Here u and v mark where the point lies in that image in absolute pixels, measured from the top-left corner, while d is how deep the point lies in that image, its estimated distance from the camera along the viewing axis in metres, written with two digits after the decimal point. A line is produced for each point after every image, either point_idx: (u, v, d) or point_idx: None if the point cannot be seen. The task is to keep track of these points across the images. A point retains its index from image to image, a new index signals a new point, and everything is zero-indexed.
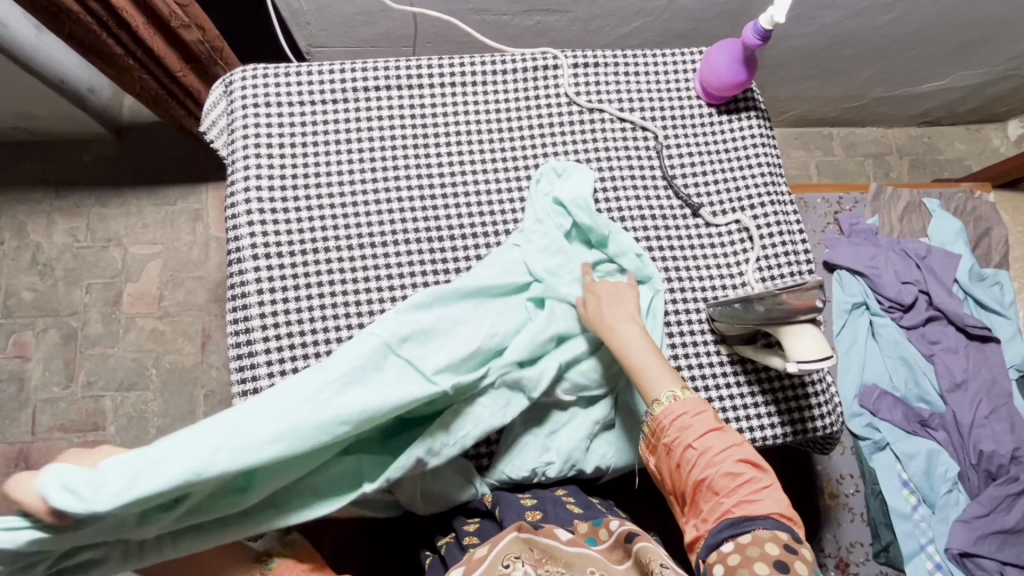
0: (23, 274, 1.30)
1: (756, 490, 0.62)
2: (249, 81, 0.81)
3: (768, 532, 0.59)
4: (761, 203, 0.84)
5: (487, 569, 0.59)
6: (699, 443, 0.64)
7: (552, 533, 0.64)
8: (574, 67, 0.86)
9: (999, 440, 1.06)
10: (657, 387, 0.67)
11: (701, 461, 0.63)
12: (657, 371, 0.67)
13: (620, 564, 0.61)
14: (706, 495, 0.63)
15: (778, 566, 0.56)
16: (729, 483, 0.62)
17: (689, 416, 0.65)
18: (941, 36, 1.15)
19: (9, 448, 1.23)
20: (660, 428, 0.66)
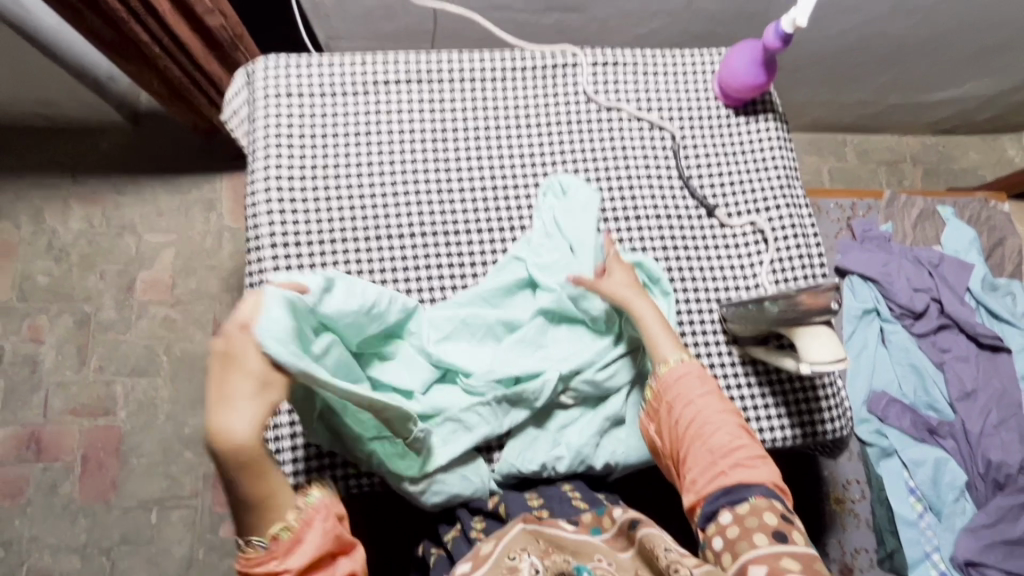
0: (39, 258, 1.31)
1: (751, 457, 0.63)
2: (271, 71, 0.82)
3: (764, 500, 0.60)
4: (777, 206, 0.84)
5: (494, 567, 0.59)
6: (700, 400, 0.66)
7: (556, 523, 0.65)
8: (593, 66, 0.87)
9: (1008, 451, 1.06)
10: (664, 346, 0.70)
11: (699, 420, 0.65)
12: (660, 332, 0.70)
13: (624, 552, 0.61)
14: (702, 455, 0.64)
15: (775, 535, 0.57)
16: (727, 444, 0.64)
17: (691, 378, 0.68)
18: (959, 44, 1.15)
19: (22, 430, 1.24)
20: (663, 387, 0.68)
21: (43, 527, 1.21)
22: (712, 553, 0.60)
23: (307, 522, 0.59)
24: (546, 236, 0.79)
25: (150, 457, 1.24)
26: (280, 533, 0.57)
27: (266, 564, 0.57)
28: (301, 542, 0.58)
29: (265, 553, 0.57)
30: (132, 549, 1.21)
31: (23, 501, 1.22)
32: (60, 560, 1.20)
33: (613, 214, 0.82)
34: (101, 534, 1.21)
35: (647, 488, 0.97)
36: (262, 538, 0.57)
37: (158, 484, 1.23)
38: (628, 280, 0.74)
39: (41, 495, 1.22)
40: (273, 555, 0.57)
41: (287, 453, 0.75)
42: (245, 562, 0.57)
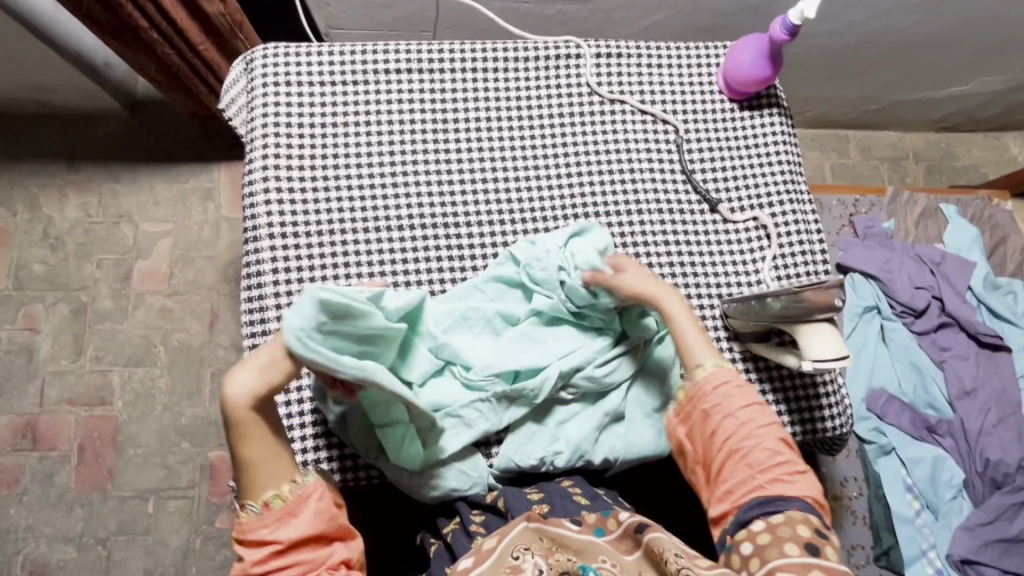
0: (34, 247, 1.30)
1: (791, 472, 0.62)
2: (270, 59, 0.81)
3: (801, 513, 0.59)
4: (780, 201, 0.83)
5: (497, 562, 0.59)
6: (741, 413, 0.64)
7: (560, 523, 0.64)
8: (597, 57, 0.85)
9: (1006, 448, 1.06)
10: (699, 352, 0.67)
11: (740, 433, 0.63)
12: (694, 336, 0.68)
13: (628, 555, 0.61)
14: (742, 469, 0.62)
15: (809, 548, 0.56)
16: (767, 458, 0.62)
17: (732, 387, 0.65)
18: (966, 40, 1.14)
19: (18, 419, 1.24)
20: (700, 395, 0.66)
21: (39, 516, 1.21)
22: (739, 558, 0.59)
23: (301, 497, 0.60)
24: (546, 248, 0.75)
25: (146, 447, 1.24)
26: (271, 502, 0.59)
27: (258, 530, 0.59)
28: (293, 516, 0.59)
29: (256, 518, 0.59)
30: (128, 540, 1.21)
31: (19, 490, 1.22)
32: (56, 550, 1.20)
33: (613, 208, 0.81)
34: (97, 524, 1.21)
35: (645, 484, 0.97)
36: (254, 504, 0.59)
37: (155, 475, 1.23)
38: (648, 280, 0.70)
39: (37, 485, 1.22)
40: (266, 521, 0.59)
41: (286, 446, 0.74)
42: (239, 527, 0.59)
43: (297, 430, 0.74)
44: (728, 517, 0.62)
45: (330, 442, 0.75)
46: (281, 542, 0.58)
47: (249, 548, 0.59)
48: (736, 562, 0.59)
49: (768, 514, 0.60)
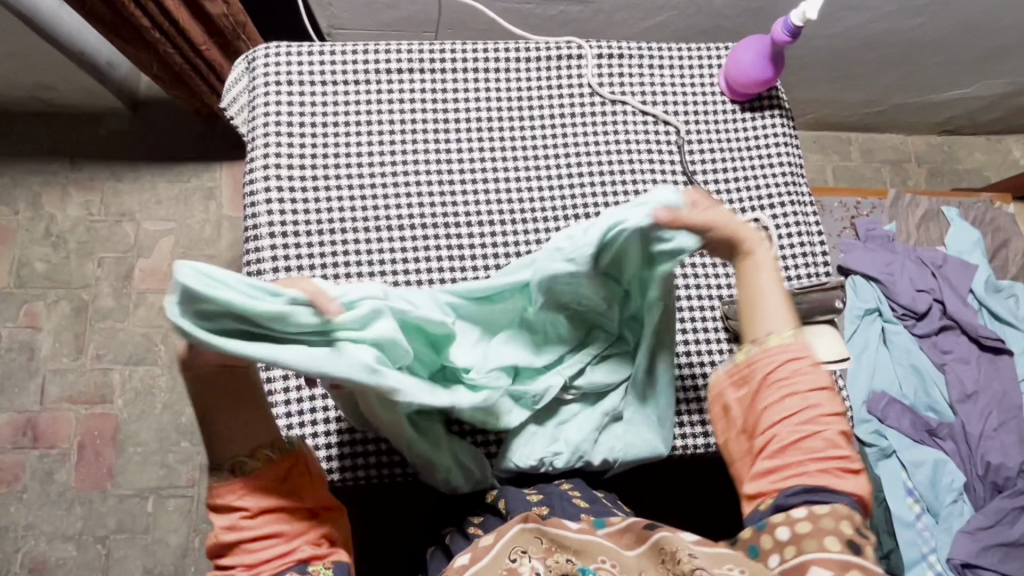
0: (36, 245, 1.30)
1: (846, 465, 0.55)
2: (272, 58, 0.81)
3: (848, 508, 0.53)
4: (782, 203, 0.83)
5: (495, 558, 0.59)
6: (809, 393, 0.55)
7: (559, 523, 0.62)
8: (598, 58, 0.85)
9: (1008, 453, 1.06)
10: (780, 318, 0.59)
11: (804, 414, 0.55)
12: (777, 300, 0.59)
13: (630, 550, 0.58)
14: (794, 451, 0.55)
15: (852, 545, 0.51)
16: (825, 445, 0.55)
17: (802, 364, 0.57)
18: (968, 42, 1.14)
19: (18, 417, 1.24)
20: (763, 365, 0.57)
21: (39, 514, 1.21)
22: (771, 540, 0.54)
23: (274, 463, 0.54)
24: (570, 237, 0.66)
25: (147, 446, 1.24)
26: (240, 466, 0.53)
27: (228, 495, 0.52)
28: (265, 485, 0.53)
29: (228, 482, 0.52)
30: (127, 538, 1.21)
31: (19, 488, 1.22)
32: (55, 548, 1.20)
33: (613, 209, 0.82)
34: (97, 522, 1.21)
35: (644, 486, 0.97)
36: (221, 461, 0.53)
37: (155, 473, 1.23)
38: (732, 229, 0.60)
39: (37, 483, 1.22)
40: (237, 487, 0.52)
41: None
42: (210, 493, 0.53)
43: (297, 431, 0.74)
44: (765, 498, 0.56)
45: (330, 440, 0.74)
46: (255, 507, 0.52)
47: (219, 514, 0.52)
48: (768, 543, 0.54)
49: (812, 502, 0.54)
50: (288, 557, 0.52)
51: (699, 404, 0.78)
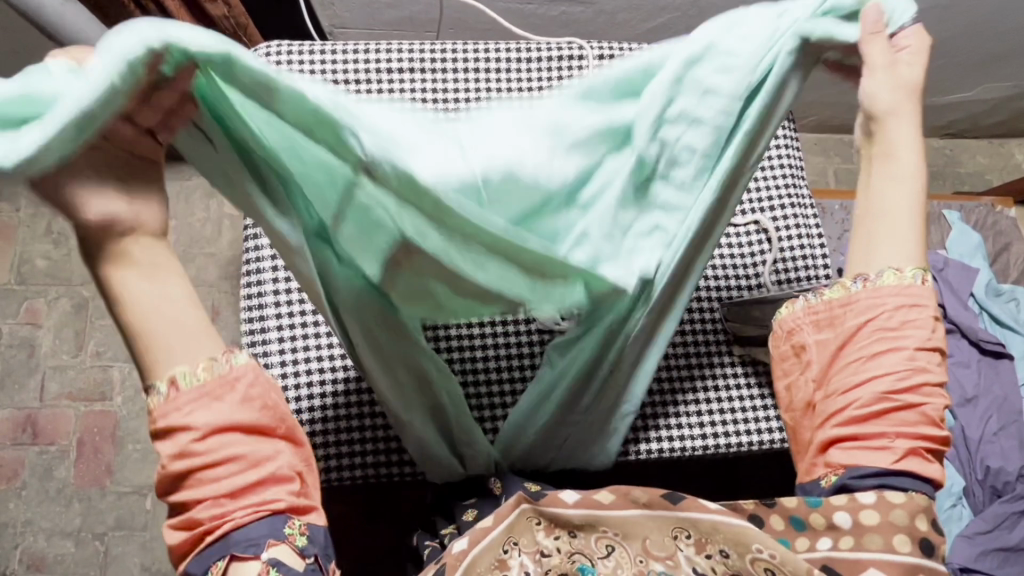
0: (37, 242, 1.31)
1: (929, 449, 0.53)
2: (273, 57, 0.81)
3: (923, 500, 0.51)
4: (781, 205, 0.83)
5: (484, 545, 0.49)
6: (916, 356, 0.52)
7: (557, 500, 0.53)
8: (599, 59, 0.86)
9: (1008, 457, 1.06)
10: (911, 249, 0.55)
11: (903, 379, 0.52)
12: (908, 231, 0.55)
13: (630, 511, 0.51)
14: (876, 419, 0.52)
15: (923, 546, 0.49)
16: (913, 420, 0.52)
17: (912, 325, 0.53)
18: (970, 46, 1.14)
19: (17, 413, 1.24)
20: (870, 315, 0.54)
21: (38, 510, 1.21)
22: (823, 521, 0.51)
23: (229, 378, 0.43)
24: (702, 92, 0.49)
25: (145, 443, 1.24)
26: (182, 379, 0.42)
27: (174, 416, 0.41)
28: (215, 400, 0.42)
29: (172, 396, 0.41)
30: (126, 536, 1.21)
31: (18, 484, 1.22)
32: (54, 545, 1.20)
33: None
34: (96, 519, 1.21)
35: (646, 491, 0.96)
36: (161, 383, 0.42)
37: (154, 470, 1.23)
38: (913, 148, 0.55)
39: (36, 479, 1.22)
40: (183, 405, 0.41)
41: None
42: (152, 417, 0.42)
43: None
44: (832, 472, 0.53)
45: (328, 440, 0.74)
46: (208, 429, 0.41)
47: (165, 440, 0.41)
48: (819, 523, 0.51)
49: (886, 488, 0.51)
50: (262, 505, 0.42)
51: (699, 404, 0.78)
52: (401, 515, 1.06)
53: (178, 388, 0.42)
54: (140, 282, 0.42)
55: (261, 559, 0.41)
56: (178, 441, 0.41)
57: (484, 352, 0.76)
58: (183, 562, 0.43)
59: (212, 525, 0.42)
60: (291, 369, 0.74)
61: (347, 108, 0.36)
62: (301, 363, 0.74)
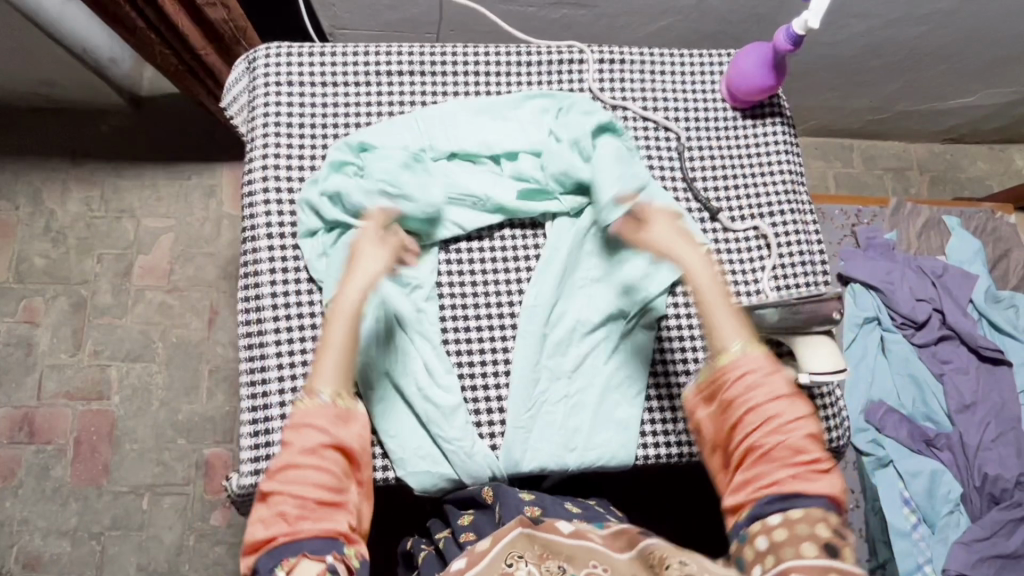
0: (36, 240, 1.30)
1: (814, 470, 0.59)
2: (272, 59, 0.81)
3: (820, 512, 0.57)
4: (780, 211, 0.83)
5: (488, 566, 0.59)
6: (768, 407, 0.60)
7: (552, 528, 0.62)
8: (600, 63, 0.85)
9: (1006, 464, 1.06)
10: (726, 337, 0.63)
11: (768, 429, 0.59)
12: (726, 320, 0.64)
13: (620, 554, 0.60)
14: (763, 465, 0.59)
15: (828, 549, 0.55)
16: (791, 456, 0.59)
17: (762, 381, 0.61)
18: (972, 51, 1.13)
19: (14, 412, 1.24)
20: (726, 382, 0.62)
21: (34, 509, 1.21)
22: (753, 550, 0.57)
23: (349, 413, 0.63)
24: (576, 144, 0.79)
25: (143, 443, 1.24)
26: (335, 397, 0.63)
27: (312, 426, 0.61)
28: (348, 420, 0.63)
29: (322, 406, 0.62)
30: (122, 535, 1.21)
31: (15, 483, 1.22)
32: (50, 544, 1.20)
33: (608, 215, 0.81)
34: (92, 519, 1.21)
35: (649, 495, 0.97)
36: (325, 391, 0.63)
37: (152, 470, 1.23)
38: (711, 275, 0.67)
39: (33, 478, 1.22)
40: (325, 420, 0.62)
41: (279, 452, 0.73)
42: (299, 414, 0.62)
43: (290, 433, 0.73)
44: (743, 513, 0.60)
45: None
46: (329, 446, 0.61)
47: (298, 436, 0.61)
48: (750, 554, 0.57)
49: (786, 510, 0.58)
50: (330, 522, 0.59)
51: None
52: (397, 519, 1.07)
53: (331, 404, 0.63)
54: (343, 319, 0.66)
55: (321, 563, 0.57)
56: (303, 444, 0.60)
57: (483, 357, 0.77)
58: (254, 557, 0.59)
59: (290, 531, 0.58)
60: (289, 373, 0.74)
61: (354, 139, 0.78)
62: (299, 366, 0.74)
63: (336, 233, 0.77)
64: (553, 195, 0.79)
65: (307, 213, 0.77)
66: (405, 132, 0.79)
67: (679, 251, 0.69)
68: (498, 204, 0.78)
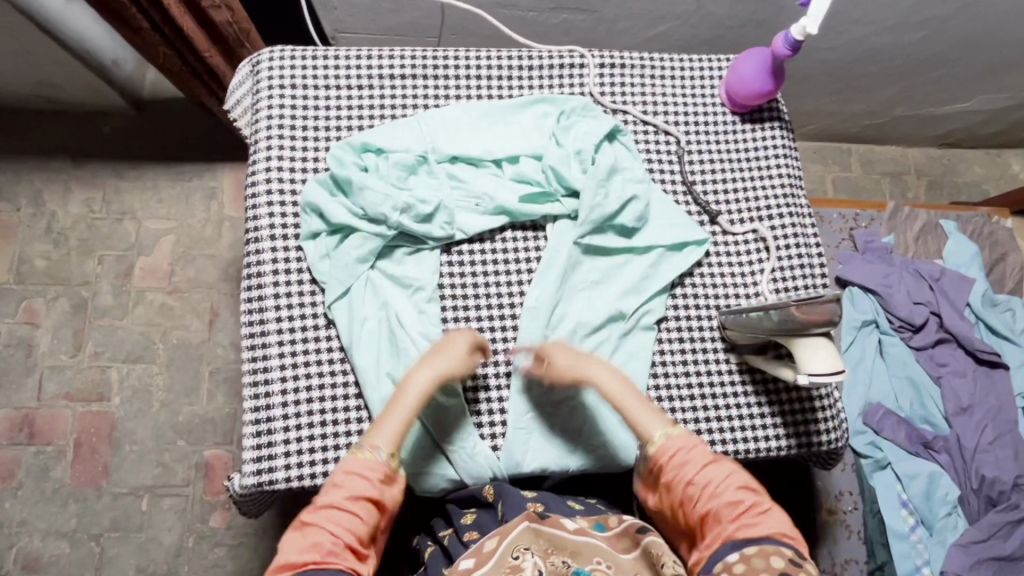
0: (37, 241, 1.31)
1: (757, 513, 0.61)
2: (276, 61, 0.82)
3: (773, 545, 0.58)
4: (779, 214, 0.84)
5: (497, 564, 0.60)
6: (698, 477, 0.63)
7: (557, 524, 0.63)
8: (600, 67, 0.86)
9: (1003, 466, 1.06)
10: (649, 425, 0.67)
11: (702, 495, 0.63)
12: (641, 410, 0.68)
13: (625, 554, 0.61)
14: (712, 528, 0.61)
15: None
16: (733, 512, 0.61)
17: (685, 451, 0.65)
18: (968, 57, 1.14)
19: (14, 413, 1.24)
20: (656, 467, 0.65)
21: (33, 511, 1.21)
22: None
23: (395, 474, 0.64)
24: (576, 151, 0.80)
25: (142, 444, 1.24)
26: (391, 457, 0.64)
27: (362, 476, 0.62)
28: (393, 480, 0.64)
29: (376, 462, 0.63)
30: (121, 537, 1.21)
31: (14, 484, 1.22)
32: (49, 546, 1.20)
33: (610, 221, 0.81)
34: (91, 520, 1.21)
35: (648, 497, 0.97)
36: (385, 452, 0.64)
37: (151, 471, 1.23)
38: (625, 385, 0.69)
39: (32, 479, 1.22)
40: (377, 475, 0.62)
41: (281, 452, 0.73)
42: (355, 460, 0.63)
43: (291, 434, 0.74)
44: None
45: (326, 444, 0.74)
46: (370, 502, 0.61)
47: (347, 481, 0.62)
48: None
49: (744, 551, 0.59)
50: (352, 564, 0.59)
51: (696, 411, 0.78)
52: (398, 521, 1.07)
53: (386, 463, 0.63)
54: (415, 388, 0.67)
55: None
56: (350, 491, 0.61)
57: (484, 357, 0.77)
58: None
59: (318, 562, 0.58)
60: (291, 372, 0.75)
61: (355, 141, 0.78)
62: (301, 366, 0.75)
63: (338, 235, 0.77)
64: (555, 198, 0.80)
65: (310, 216, 0.77)
66: (408, 135, 0.80)
67: (588, 369, 0.71)
68: (501, 205, 0.78)
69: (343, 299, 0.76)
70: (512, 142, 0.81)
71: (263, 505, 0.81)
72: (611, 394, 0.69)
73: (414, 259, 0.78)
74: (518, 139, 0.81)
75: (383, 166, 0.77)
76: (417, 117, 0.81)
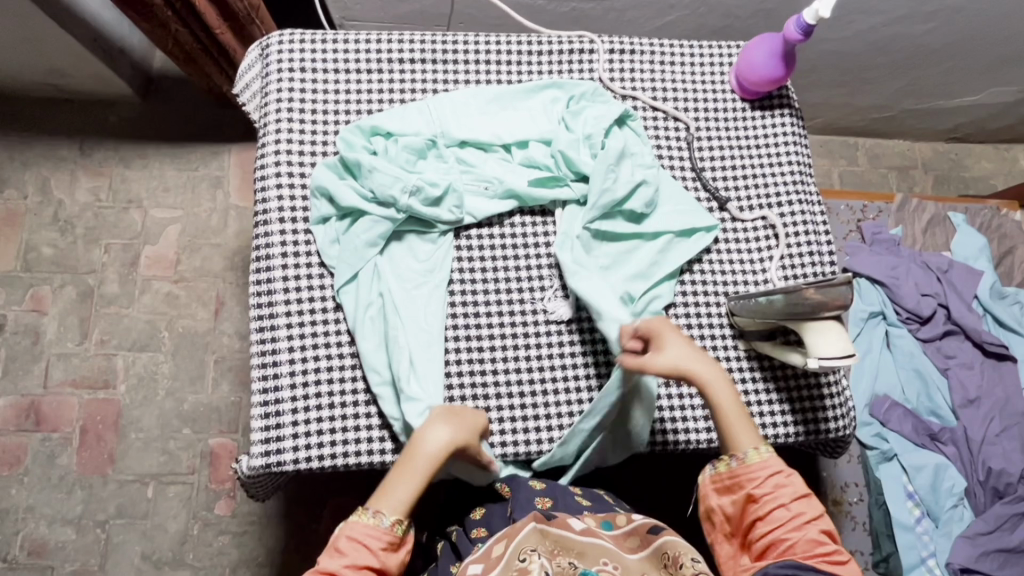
0: (44, 229, 1.31)
1: (831, 559, 0.60)
2: (286, 45, 0.82)
3: None
4: (789, 202, 0.83)
5: (505, 567, 0.58)
6: (789, 504, 0.62)
7: (564, 524, 0.62)
8: (610, 54, 0.86)
9: (1010, 459, 1.05)
10: (745, 437, 0.66)
11: (787, 523, 0.62)
12: (739, 419, 0.67)
13: (632, 554, 0.60)
14: (781, 553, 0.61)
15: None
16: (809, 548, 0.60)
17: (783, 477, 0.64)
18: (978, 48, 1.14)
19: (21, 399, 1.25)
20: (750, 479, 0.64)
21: (40, 497, 1.21)
22: None
23: (402, 540, 0.62)
24: (585, 136, 0.80)
25: (148, 432, 1.24)
26: (394, 524, 0.61)
27: (363, 544, 0.60)
28: (400, 546, 0.62)
29: (379, 530, 0.61)
30: (126, 524, 1.21)
31: (20, 471, 1.22)
32: (55, 532, 1.20)
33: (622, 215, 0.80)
34: (97, 507, 1.21)
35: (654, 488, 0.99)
36: (390, 518, 0.61)
37: (157, 459, 1.23)
38: (731, 398, 0.68)
39: (39, 467, 1.22)
40: (379, 542, 0.60)
41: (290, 435, 0.73)
42: (355, 526, 0.61)
43: (300, 416, 0.74)
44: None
45: (335, 426, 0.74)
46: (373, 569, 0.60)
47: (350, 548, 0.60)
48: None
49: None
50: None
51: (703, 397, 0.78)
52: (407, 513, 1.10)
53: (389, 530, 0.61)
54: (428, 449, 0.65)
55: None
56: (352, 559, 0.59)
57: (492, 342, 0.77)
58: None
59: None
60: (299, 354, 0.75)
61: (363, 123, 0.78)
62: (310, 350, 0.75)
63: (348, 219, 0.77)
64: (564, 182, 0.80)
65: (319, 200, 0.77)
66: (418, 117, 0.80)
67: (703, 374, 0.68)
68: (510, 189, 0.78)
69: (351, 284, 0.76)
70: (521, 126, 0.80)
71: (271, 487, 0.81)
72: (720, 407, 0.68)
73: (420, 242, 0.78)
74: (527, 122, 0.81)
75: (391, 149, 0.77)
76: (425, 101, 0.80)
